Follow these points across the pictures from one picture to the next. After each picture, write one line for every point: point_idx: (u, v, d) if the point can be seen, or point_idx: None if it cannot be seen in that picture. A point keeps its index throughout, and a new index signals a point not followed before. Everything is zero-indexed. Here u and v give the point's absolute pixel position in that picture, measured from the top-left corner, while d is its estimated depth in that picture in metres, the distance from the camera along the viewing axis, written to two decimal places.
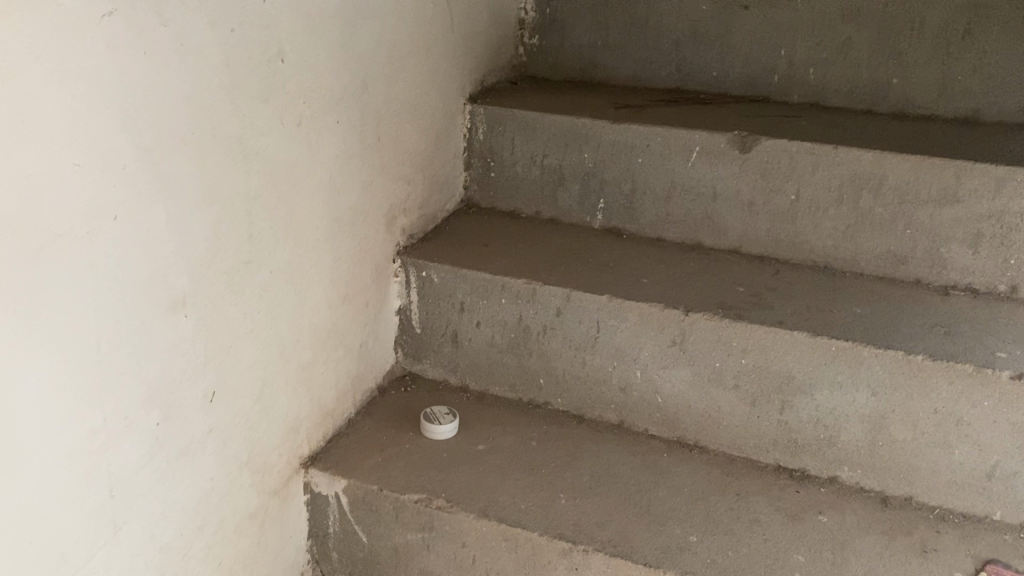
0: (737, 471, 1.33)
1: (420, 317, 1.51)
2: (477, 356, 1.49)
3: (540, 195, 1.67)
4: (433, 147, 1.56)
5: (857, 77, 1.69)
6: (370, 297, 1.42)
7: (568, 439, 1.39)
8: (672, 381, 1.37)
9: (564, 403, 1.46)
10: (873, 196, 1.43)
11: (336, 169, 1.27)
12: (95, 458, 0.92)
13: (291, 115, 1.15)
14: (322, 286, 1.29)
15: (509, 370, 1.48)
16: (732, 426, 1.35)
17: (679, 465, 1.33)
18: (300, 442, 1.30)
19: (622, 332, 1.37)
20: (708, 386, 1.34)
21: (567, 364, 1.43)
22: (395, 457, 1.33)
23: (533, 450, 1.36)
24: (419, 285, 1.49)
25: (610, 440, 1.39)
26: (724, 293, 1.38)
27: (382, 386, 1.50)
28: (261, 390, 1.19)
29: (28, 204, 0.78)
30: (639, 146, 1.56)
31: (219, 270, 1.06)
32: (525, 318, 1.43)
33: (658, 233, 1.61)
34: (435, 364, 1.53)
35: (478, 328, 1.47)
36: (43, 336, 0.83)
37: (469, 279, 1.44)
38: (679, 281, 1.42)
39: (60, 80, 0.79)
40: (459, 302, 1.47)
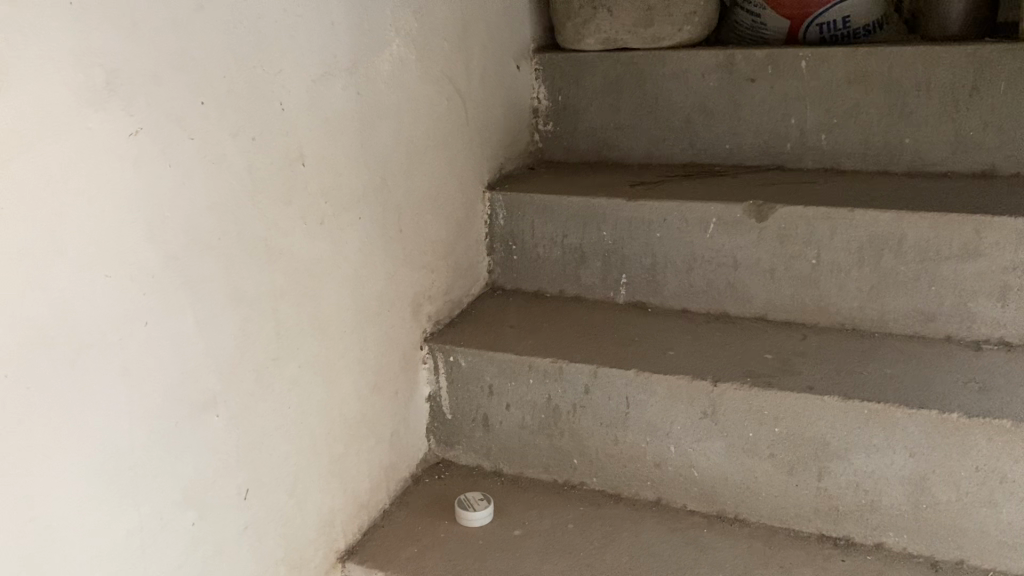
0: (779, 542, 1.30)
1: (451, 403, 1.51)
2: (509, 438, 1.49)
3: (563, 274, 1.69)
4: (455, 235, 1.60)
5: (869, 139, 1.71)
6: (400, 385, 1.44)
7: (606, 519, 1.37)
8: (706, 454, 1.35)
9: (599, 482, 1.44)
10: (894, 255, 1.44)
11: (360, 263, 1.31)
12: (132, 561, 0.93)
13: (313, 214, 1.19)
14: (352, 377, 1.31)
15: (541, 452, 1.47)
16: (770, 497, 1.33)
17: (719, 540, 1.31)
18: (337, 536, 1.30)
19: (652, 406, 1.36)
20: (743, 457, 1.33)
21: (599, 443, 1.42)
22: (431, 546, 1.33)
23: (570, 532, 1.34)
24: (448, 371, 1.50)
25: (647, 518, 1.37)
26: (752, 362, 1.38)
27: (416, 474, 1.50)
28: (296, 484, 1.20)
29: (63, 314, 0.82)
30: (656, 221, 1.58)
31: (249, 367, 1.09)
32: (554, 397, 1.43)
33: (683, 305, 1.61)
34: (467, 449, 1.53)
35: (508, 410, 1.47)
36: (79, 440, 0.85)
37: (496, 361, 1.45)
38: (706, 352, 1.42)
39: (90, 198, 0.84)
40: (488, 385, 1.47)
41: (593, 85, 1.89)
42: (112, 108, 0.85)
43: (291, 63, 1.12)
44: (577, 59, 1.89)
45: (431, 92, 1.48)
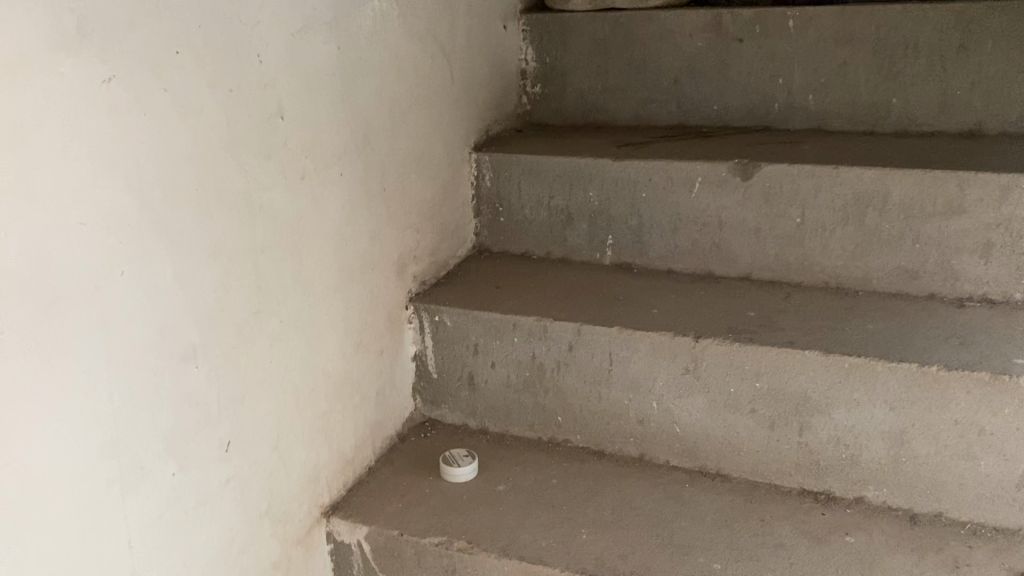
0: (760, 497, 1.31)
1: (436, 363, 1.52)
2: (494, 397, 1.49)
3: (549, 236, 1.69)
4: (441, 196, 1.59)
5: (857, 100, 1.70)
6: (385, 344, 1.44)
7: (589, 475, 1.38)
8: (689, 410, 1.36)
9: (583, 440, 1.45)
10: (879, 213, 1.44)
11: (343, 220, 1.30)
12: (112, 509, 0.94)
13: (294, 170, 1.19)
14: (336, 334, 1.31)
15: (526, 410, 1.48)
16: (753, 452, 1.34)
17: (701, 494, 1.32)
18: (322, 491, 1.30)
19: (635, 363, 1.36)
20: (725, 412, 1.33)
21: (583, 401, 1.43)
22: (416, 501, 1.34)
23: (553, 487, 1.35)
24: (433, 330, 1.50)
25: (630, 474, 1.38)
26: (736, 319, 1.38)
27: (402, 433, 1.51)
28: (279, 439, 1.20)
29: (37, 262, 0.82)
30: (642, 181, 1.58)
31: (230, 321, 1.09)
32: (538, 356, 1.43)
33: (669, 265, 1.61)
34: (453, 408, 1.54)
35: (493, 369, 1.47)
36: (57, 388, 0.86)
37: (480, 320, 1.45)
38: (690, 311, 1.42)
39: (63, 144, 0.83)
40: (472, 344, 1.47)
41: (581, 46, 1.88)
42: (84, 54, 0.85)
43: (270, 15, 1.11)
44: (565, 20, 1.88)
45: (415, 50, 1.47)
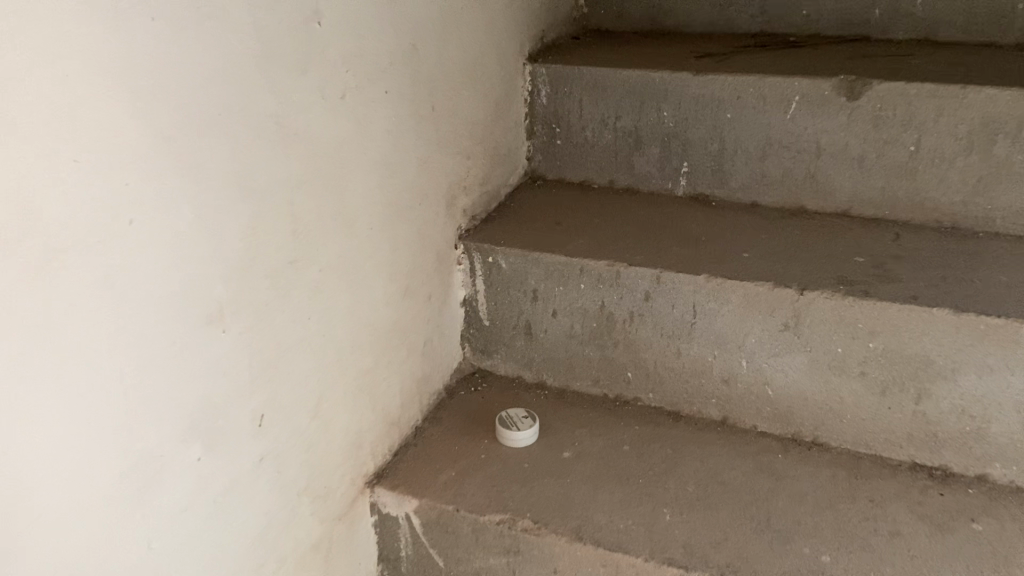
0: (866, 471, 1.15)
1: (489, 309, 1.34)
2: (554, 348, 1.32)
3: (614, 162, 1.49)
4: (493, 115, 1.38)
5: (974, 5, 1.46)
6: (434, 288, 1.26)
7: (666, 440, 1.22)
8: (784, 371, 1.18)
9: (657, 399, 1.28)
10: (1011, 142, 1.22)
11: (388, 146, 1.10)
12: (128, 505, 0.77)
13: (333, 87, 0.98)
14: (382, 280, 1.12)
15: (591, 364, 1.30)
16: (858, 420, 1.16)
17: (797, 467, 1.16)
18: (365, 459, 1.14)
19: (724, 317, 1.18)
20: (828, 374, 1.16)
21: (659, 356, 1.25)
22: (471, 469, 1.18)
23: (627, 456, 1.19)
24: (486, 273, 1.31)
25: (713, 440, 1.21)
26: (842, 267, 1.19)
27: (450, 387, 1.34)
28: (320, 406, 1.03)
29: (23, 211, 0.63)
30: (727, 100, 1.36)
31: (263, 273, 0.91)
32: (608, 304, 1.25)
33: (753, 199, 1.41)
34: (506, 359, 1.36)
35: (554, 318, 1.29)
36: (54, 368, 0.68)
37: (542, 263, 1.26)
38: (786, 255, 1.23)
39: (48, 54, 0.63)
40: (531, 289, 1.29)
41: None
42: None
43: None
44: None
45: None
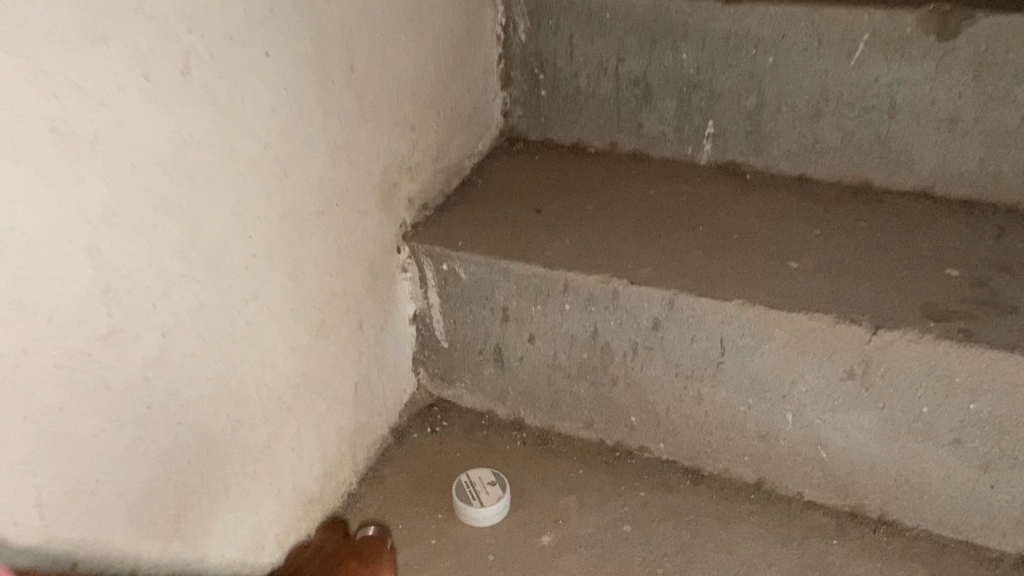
0: (954, 570, 0.84)
1: (447, 328, 1.01)
2: (533, 381, 1.00)
3: (615, 119, 1.12)
4: (450, 65, 1.02)
5: None
6: (367, 313, 0.93)
7: (680, 515, 0.92)
8: (843, 431, 0.86)
9: (668, 450, 0.98)
10: None
11: (278, 132, 0.75)
12: None
13: (164, 56, 0.62)
14: (280, 323, 0.79)
15: (582, 402, 0.99)
16: (943, 499, 0.85)
17: (858, 562, 0.86)
18: (273, 557, 0.85)
19: (762, 358, 0.85)
20: (905, 439, 0.84)
21: (672, 400, 0.93)
22: (418, 563, 0.89)
23: (628, 542, 0.90)
24: (440, 283, 0.98)
25: (742, 516, 0.92)
26: (930, 285, 0.84)
27: (400, 427, 1.04)
28: (185, 518, 0.73)
29: None
30: (769, 38, 0.99)
31: (44, 369, 0.57)
32: (603, 332, 0.92)
33: (801, 170, 1.05)
34: (472, 389, 1.05)
35: (531, 345, 0.97)
36: None
37: (512, 276, 0.93)
38: (850, 265, 0.88)
39: None
40: (501, 307, 0.96)
41: None
42: None
43: None
44: None
45: None
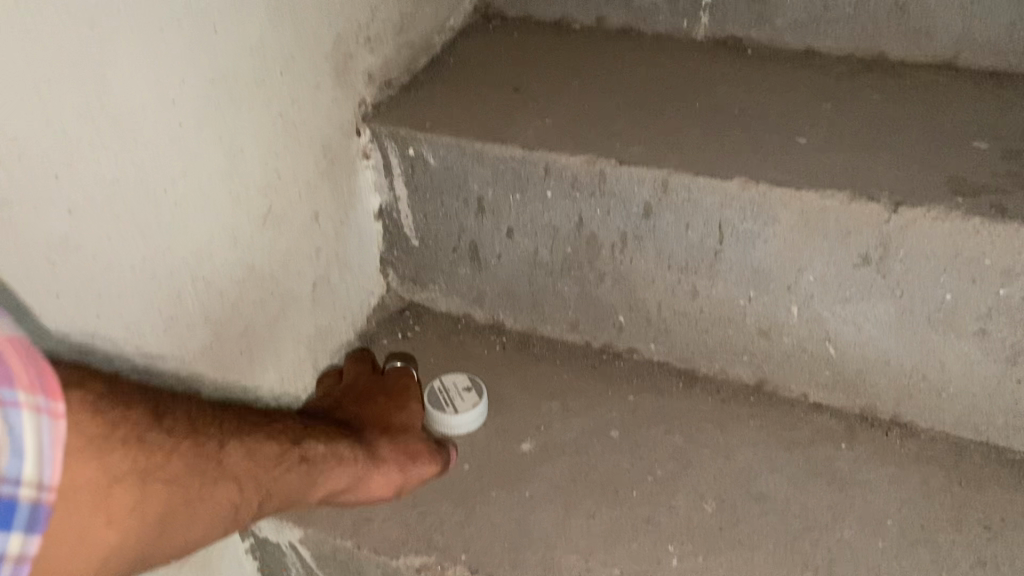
0: (975, 474, 0.77)
1: (416, 223, 0.91)
2: (512, 280, 0.91)
3: None
4: None
5: None
6: (323, 202, 0.83)
7: (674, 421, 0.84)
8: (854, 325, 0.78)
9: (660, 353, 0.89)
10: None
11: None
12: None
13: None
14: (216, 207, 0.70)
15: (566, 302, 0.90)
16: (965, 397, 0.77)
17: (868, 467, 0.78)
18: None
19: (766, 244, 0.76)
20: (925, 332, 0.75)
21: (664, 296, 0.84)
22: None
23: (616, 450, 0.81)
24: (406, 171, 0.87)
25: (741, 421, 0.84)
26: (956, 160, 0.75)
27: (368, 334, 0.95)
28: None
29: None
30: None
31: None
32: (588, 221, 0.82)
33: (808, 42, 0.94)
34: (446, 291, 0.96)
35: (510, 239, 0.87)
36: None
37: (487, 160, 0.82)
38: (865, 139, 0.78)
39: None
40: (475, 197, 0.86)
41: None
42: None
43: None
44: None
45: None
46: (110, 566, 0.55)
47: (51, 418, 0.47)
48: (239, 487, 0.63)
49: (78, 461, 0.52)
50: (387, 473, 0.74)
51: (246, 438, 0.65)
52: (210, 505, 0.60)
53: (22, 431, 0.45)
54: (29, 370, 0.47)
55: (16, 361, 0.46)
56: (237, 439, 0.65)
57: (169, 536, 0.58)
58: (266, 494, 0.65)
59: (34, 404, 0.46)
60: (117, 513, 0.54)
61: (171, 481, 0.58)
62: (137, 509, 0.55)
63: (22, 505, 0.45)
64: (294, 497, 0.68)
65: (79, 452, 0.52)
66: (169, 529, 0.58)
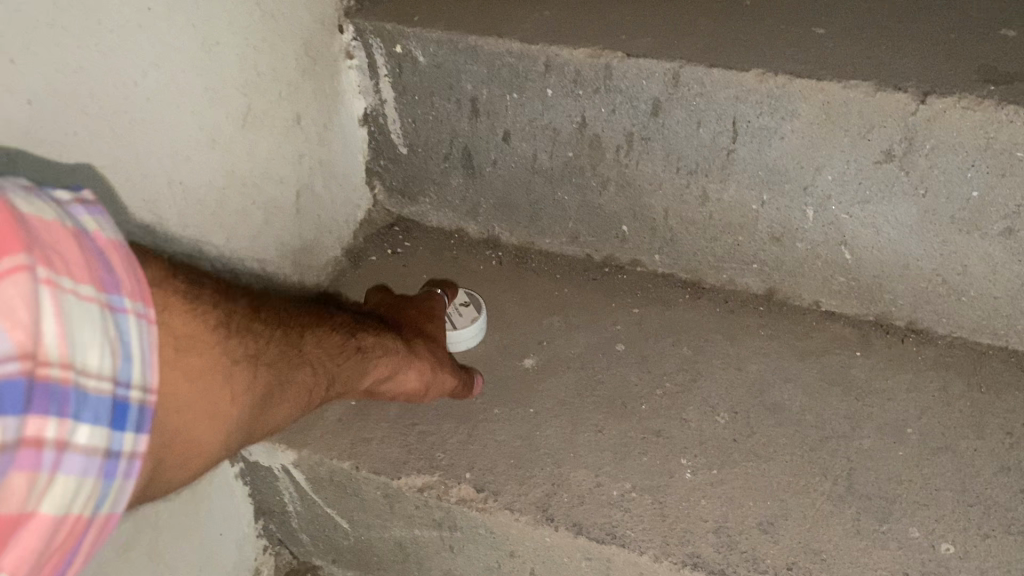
0: (995, 379, 0.74)
1: (404, 129, 0.85)
2: (508, 188, 0.86)
3: None
4: None
5: None
6: (306, 104, 0.77)
7: (681, 333, 0.81)
8: (873, 228, 0.74)
9: (664, 263, 0.85)
10: None
11: None
12: None
13: None
14: (194, 105, 0.64)
15: (566, 212, 0.85)
16: (986, 300, 0.74)
17: (883, 376, 0.75)
18: None
19: (783, 142, 0.71)
20: (949, 232, 0.71)
21: (670, 202, 0.80)
22: None
23: (622, 363, 0.78)
24: (393, 71, 0.81)
25: (751, 331, 0.80)
26: (985, 47, 0.70)
27: (355, 250, 0.90)
28: None
29: None
30: None
31: None
32: (591, 122, 0.77)
33: None
34: (438, 204, 0.91)
35: (506, 144, 0.82)
36: None
37: (482, 56, 0.76)
38: (887, 29, 0.73)
39: None
40: (469, 98, 0.80)
41: None
42: None
43: None
44: None
45: None
46: (220, 450, 0.52)
47: (146, 324, 0.41)
48: (312, 372, 0.59)
49: (193, 356, 0.49)
50: (423, 367, 0.69)
51: (310, 324, 0.61)
52: (294, 389, 0.57)
53: (126, 331, 0.40)
54: (127, 271, 0.41)
55: (115, 260, 0.40)
56: (303, 325, 0.61)
57: (261, 422, 0.55)
58: (336, 379, 0.62)
59: (133, 308, 0.40)
60: (229, 397, 0.51)
61: (266, 364, 0.54)
62: (242, 391, 0.52)
63: (133, 407, 0.39)
64: (359, 384, 0.65)
65: (195, 342, 0.49)
66: (263, 412, 0.55)
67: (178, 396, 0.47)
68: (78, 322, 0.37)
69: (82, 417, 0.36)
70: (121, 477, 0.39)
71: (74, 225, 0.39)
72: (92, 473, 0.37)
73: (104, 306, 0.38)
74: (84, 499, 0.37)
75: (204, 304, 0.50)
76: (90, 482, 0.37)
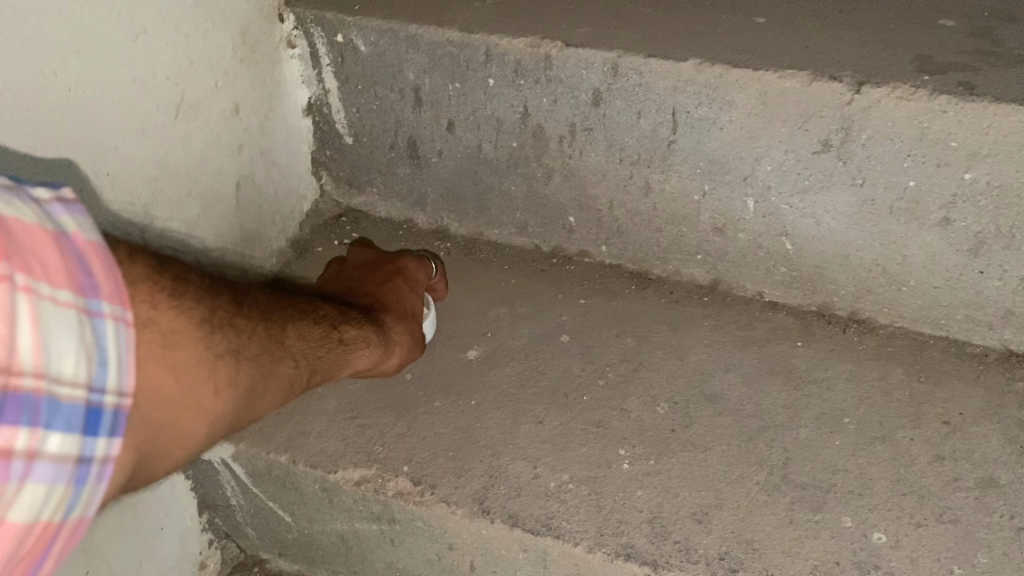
0: (935, 369, 0.74)
1: (349, 120, 0.85)
2: (454, 179, 0.85)
3: None
4: None
5: None
6: (245, 94, 0.76)
7: (626, 323, 0.80)
8: (813, 219, 0.74)
9: (611, 254, 0.85)
10: None
11: None
12: None
13: None
14: (123, 94, 0.63)
15: (512, 202, 0.85)
16: (925, 290, 0.74)
17: (824, 366, 0.75)
18: None
19: (723, 131, 0.71)
20: (887, 222, 0.71)
21: (614, 193, 0.80)
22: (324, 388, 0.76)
23: (566, 354, 0.78)
24: (336, 61, 0.80)
25: (695, 322, 0.80)
26: (922, 38, 0.70)
27: (302, 242, 0.89)
28: None
29: None
30: None
31: None
32: (533, 112, 0.76)
33: None
34: (386, 194, 0.90)
35: (450, 134, 0.81)
36: None
37: (423, 46, 0.75)
38: (827, 19, 0.73)
39: None
40: (412, 88, 0.79)
41: None
42: None
43: None
44: None
45: None
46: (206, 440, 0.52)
47: (125, 328, 0.42)
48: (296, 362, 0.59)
49: (181, 349, 0.49)
50: (402, 343, 0.72)
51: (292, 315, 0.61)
52: (279, 378, 0.57)
53: (104, 337, 0.41)
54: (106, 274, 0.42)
55: (94, 262, 0.42)
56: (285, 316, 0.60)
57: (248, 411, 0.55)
58: (318, 368, 0.62)
59: (111, 311, 0.42)
60: (210, 389, 0.51)
61: (248, 356, 0.54)
62: (226, 384, 0.52)
63: (107, 412, 0.40)
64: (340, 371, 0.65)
65: (183, 336, 0.49)
66: (250, 403, 0.54)
67: (165, 391, 0.47)
68: (54, 328, 0.38)
69: (55, 424, 0.37)
70: (92, 482, 0.40)
71: (54, 229, 0.40)
72: (66, 477, 0.38)
73: (88, 318, 0.40)
74: (56, 502, 0.38)
75: (183, 300, 0.50)
76: (63, 490, 0.38)
